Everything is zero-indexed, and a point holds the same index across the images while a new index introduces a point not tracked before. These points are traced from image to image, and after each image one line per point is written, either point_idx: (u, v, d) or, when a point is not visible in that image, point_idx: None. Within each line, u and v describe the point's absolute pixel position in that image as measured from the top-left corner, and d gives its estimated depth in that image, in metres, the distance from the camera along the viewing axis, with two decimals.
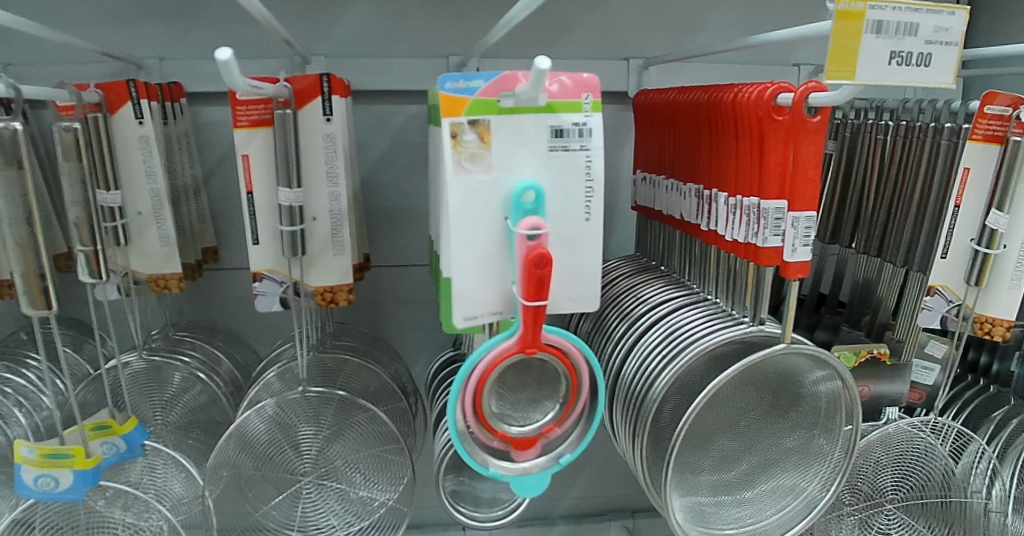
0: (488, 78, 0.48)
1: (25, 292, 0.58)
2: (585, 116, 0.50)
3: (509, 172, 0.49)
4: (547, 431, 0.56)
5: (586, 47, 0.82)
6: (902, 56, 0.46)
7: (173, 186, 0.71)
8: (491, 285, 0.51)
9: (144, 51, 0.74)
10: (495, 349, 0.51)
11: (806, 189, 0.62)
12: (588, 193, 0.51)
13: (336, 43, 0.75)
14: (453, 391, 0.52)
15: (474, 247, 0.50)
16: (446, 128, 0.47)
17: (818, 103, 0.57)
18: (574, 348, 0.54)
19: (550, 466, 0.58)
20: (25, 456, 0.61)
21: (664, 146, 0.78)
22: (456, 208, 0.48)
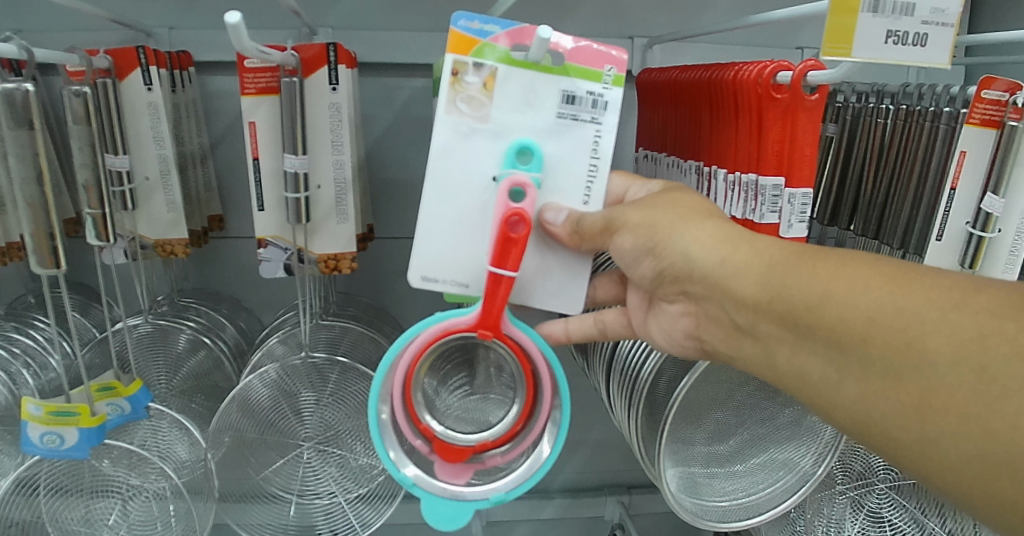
0: (506, 26, 0.47)
1: (34, 251, 0.58)
2: (603, 87, 0.48)
3: (510, 126, 0.48)
4: (482, 446, 0.50)
5: (591, 25, 0.82)
6: (898, 35, 0.47)
7: (181, 152, 0.72)
8: (466, 244, 0.50)
9: (154, 20, 0.74)
10: (452, 320, 0.48)
11: (802, 165, 0.64)
12: (591, 172, 0.49)
13: (343, 16, 0.76)
14: (391, 354, 0.48)
15: (454, 198, 0.49)
16: (448, 63, 0.46)
17: (816, 82, 0.58)
18: (539, 355, 0.49)
19: (480, 499, 0.50)
20: (32, 414, 0.62)
21: (667, 124, 0.79)
22: (438, 149, 0.48)
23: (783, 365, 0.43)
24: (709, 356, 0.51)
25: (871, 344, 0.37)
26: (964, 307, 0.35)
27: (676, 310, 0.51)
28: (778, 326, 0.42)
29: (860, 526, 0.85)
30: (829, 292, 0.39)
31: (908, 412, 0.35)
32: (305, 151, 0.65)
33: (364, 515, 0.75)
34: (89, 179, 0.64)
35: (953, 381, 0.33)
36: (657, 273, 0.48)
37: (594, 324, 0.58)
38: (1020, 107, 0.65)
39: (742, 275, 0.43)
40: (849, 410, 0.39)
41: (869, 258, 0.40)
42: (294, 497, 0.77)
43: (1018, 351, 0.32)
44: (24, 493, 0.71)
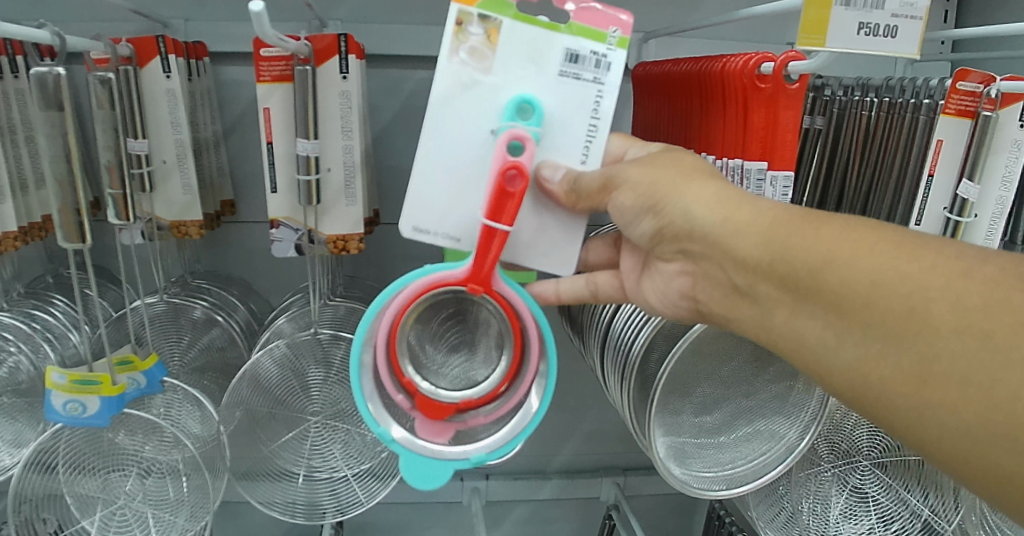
0: None
1: (60, 227, 0.64)
2: (607, 48, 0.50)
3: (512, 79, 0.50)
4: (464, 405, 0.53)
5: None
6: (869, 27, 0.51)
7: (197, 138, 0.75)
8: (464, 195, 0.52)
9: (169, 11, 0.77)
10: (443, 275, 0.50)
11: (784, 149, 0.67)
12: (590, 131, 0.52)
13: (352, 9, 0.79)
14: (379, 305, 0.51)
15: (454, 151, 0.51)
16: (452, 13, 0.48)
17: (795, 72, 0.63)
18: (527, 314, 0.52)
19: (461, 458, 0.54)
20: (56, 382, 0.65)
21: (661, 114, 0.83)
22: (439, 100, 0.50)
23: (780, 327, 0.46)
24: (702, 316, 0.55)
25: (872, 306, 0.39)
26: (968, 276, 0.37)
27: (673, 270, 0.53)
28: (778, 288, 0.45)
29: (844, 501, 0.89)
30: (832, 255, 0.41)
31: (907, 376, 0.38)
32: (317, 136, 0.69)
33: (371, 483, 0.78)
34: (111, 160, 0.67)
35: (956, 348, 0.36)
36: (656, 232, 0.50)
37: (585, 286, 0.61)
38: (994, 98, 0.69)
39: (744, 235, 0.45)
40: (845, 371, 0.42)
41: (872, 224, 0.42)
42: (302, 471, 0.80)
43: (1021, 321, 0.34)
44: (41, 471, 0.72)
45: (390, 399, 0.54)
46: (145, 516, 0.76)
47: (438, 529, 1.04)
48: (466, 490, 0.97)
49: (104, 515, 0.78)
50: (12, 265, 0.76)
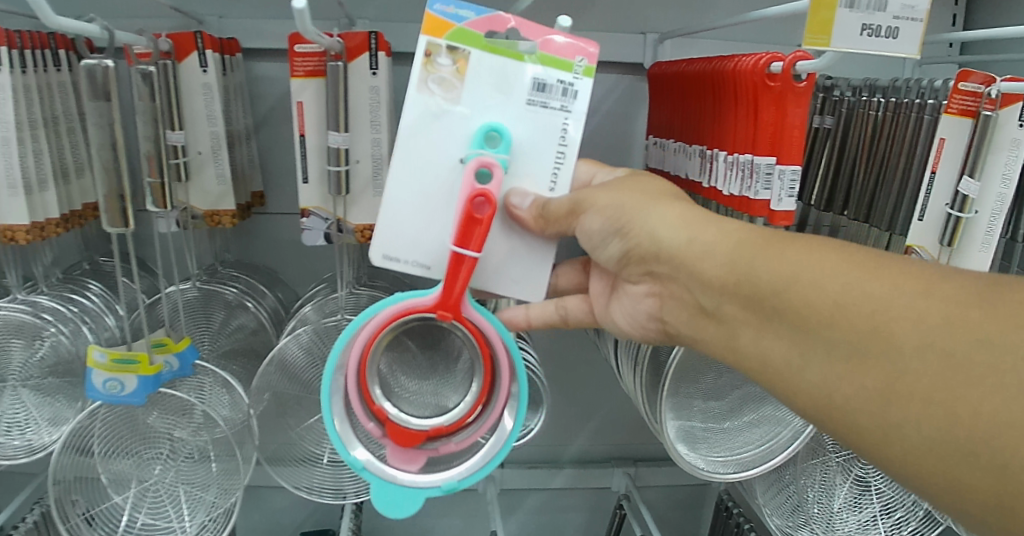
0: (479, 13, 0.52)
1: (106, 211, 0.70)
2: (574, 77, 0.53)
3: (481, 109, 0.54)
4: (435, 432, 0.55)
5: (610, 20, 0.87)
6: (873, 28, 0.54)
7: (231, 131, 0.78)
8: (435, 222, 0.55)
9: (204, 8, 0.79)
10: (414, 301, 0.53)
11: (792, 146, 0.72)
12: (559, 158, 0.55)
13: (380, 8, 0.82)
14: (352, 330, 0.54)
15: (425, 179, 0.55)
16: (422, 45, 0.52)
17: (805, 71, 0.66)
18: (496, 339, 0.54)
19: (430, 486, 0.56)
20: (97, 360, 0.68)
21: (674, 114, 0.85)
22: (409, 129, 0.53)
23: (746, 348, 0.47)
24: (669, 336, 0.58)
25: (835, 325, 0.41)
26: (930, 294, 0.38)
27: (642, 291, 0.58)
28: (743, 308, 0.47)
29: (850, 491, 0.91)
30: (794, 276, 0.44)
31: (873, 396, 0.38)
32: (347, 129, 0.72)
33: None
34: (150, 151, 0.70)
35: (920, 367, 0.36)
36: (623, 253, 0.55)
37: (556, 310, 0.66)
38: (994, 98, 0.72)
39: (710, 257, 0.49)
40: (810, 393, 0.43)
41: (835, 245, 0.44)
42: (326, 456, 0.81)
43: (980, 336, 0.35)
44: (77, 454, 0.75)
45: (361, 425, 0.56)
46: (177, 494, 0.79)
47: (454, 516, 1.06)
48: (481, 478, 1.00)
49: (138, 494, 0.81)
50: (53, 251, 0.81)
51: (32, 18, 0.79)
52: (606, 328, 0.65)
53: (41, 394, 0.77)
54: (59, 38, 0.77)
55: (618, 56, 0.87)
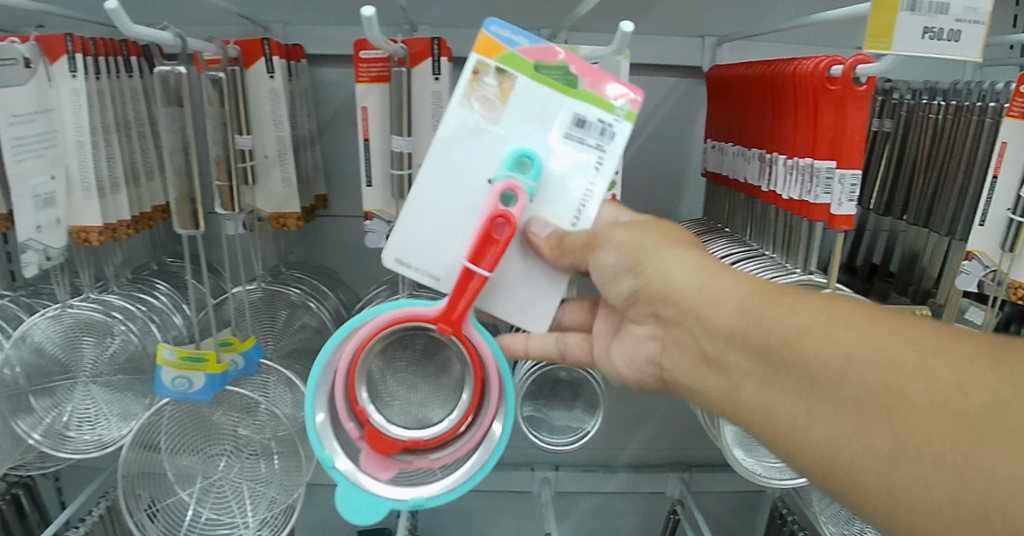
0: (533, 39, 0.52)
1: (177, 213, 0.71)
2: (615, 119, 0.52)
3: (517, 133, 0.52)
4: (411, 443, 0.56)
5: (666, 24, 0.88)
6: (935, 31, 0.53)
7: (296, 135, 0.80)
8: (453, 237, 0.54)
9: (271, 16, 0.82)
10: (416, 310, 0.54)
11: (852, 149, 0.70)
12: (586, 195, 0.53)
13: (441, 13, 0.83)
14: (350, 328, 0.55)
15: (448, 196, 0.53)
16: (471, 61, 0.51)
17: (864, 74, 0.65)
18: (491, 364, 0.55)
19: (397, 498, 0.56)
20: (166, 358, 0.70)
21: (733, 118, 0.85)
22: (441, 142, 0.53)
23: (749, 400, 0.47)
24: (666, 384, 0.57)
25: (847, 381, 0.40)
26: (945, 353, 0.38)
27: (645, 333, 0.57)
28: (749, 358, 0.46)
29: None
30: (807, 327, 0.43)
31: (881, 455, 0.38)
32: (410, 132, 0.73)
33: None
34: (219, 155, 0.72)
35: (933, 428, 0.36)
36: (632, 291, 0.54)
37: (555, 344, 0.65)
38: None
39: (719, 304, 0.48)
40: (813, 448, 0.42)
41: (846, 299, 0.44)
42: None
43: (996, 399, 0.35)
44: (146, 449, 0.77)
45: (341, 425, 0.57)
46: (242, 490, 0.81)
47: (507, 518, 1.07)
48: (535, 480, 1.00)
49: (202, 490, 0.82)
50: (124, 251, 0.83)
51: (110, 27, 0.82)
52: (603, 369, 0.63)
53: (112, 390, 0.79)
54: (131, 45, 0.80)
55: (673, 58, 0.88)
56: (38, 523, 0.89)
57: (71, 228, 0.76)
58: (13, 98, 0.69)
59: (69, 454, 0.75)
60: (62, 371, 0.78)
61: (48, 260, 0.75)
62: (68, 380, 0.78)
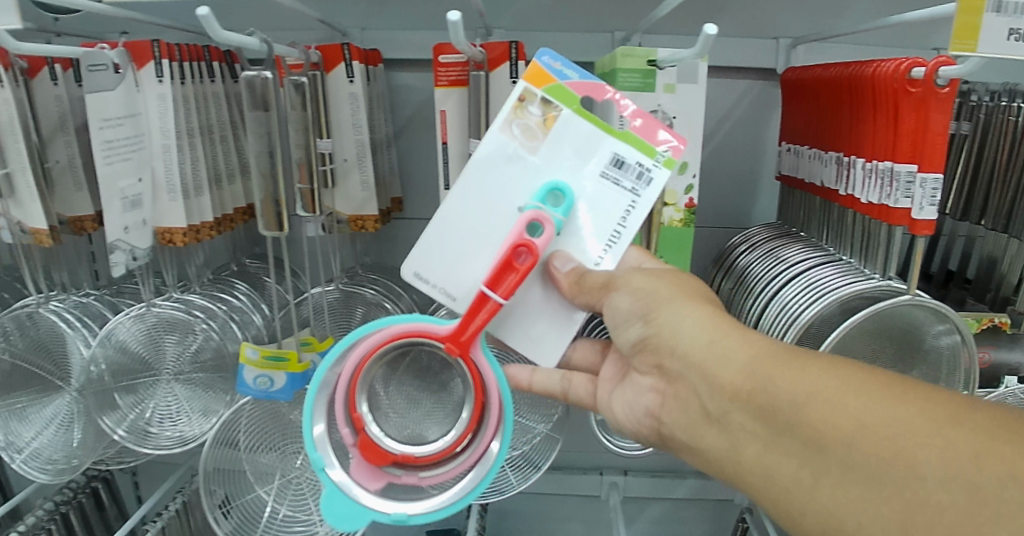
0: (582, 76, 0.56)
1: (262, 215, 0.72)
2: (652, 164, 0.56)
3: (553, 166, 0.56)
4: (402, 459, 0.55)
5: (737, 27, 0.88)
6: (1021, 33, 0.50)
7: (375, 139, 0.81)
8: (477, 258, 0.57)
9: (350, 21, 0.83)
10: (429, 327, 0.54)
11: (935, 152, 0.68)
12: (614, 233, 0.57)
13: (515, 17, 0.84)
14: (359, 334, 0.55)
15: (478, 216, 0.57)
16: (519, 89, 0.56)
17: (947, 76, 0.64)
18: (495, 390, 0.55)
19: (383, 511, 0.55)
20: (250, 357, 0.71)
21: (809, 121, 0.84)
22: (479, 163, 0.57)
23: (750, 462, 0.46)
24: (663, 438, 0.56)
25: (856, 447, 0.39)
26: (962, 425, 0.37)
27: (646, 384, 0.56)
28: (754, 418, 0.45)
29: None
30: (816, 390, 0.43)
31: (888, 526, 0.37)
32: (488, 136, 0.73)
33: (527, 470, 0.83)
34: (302, 158, 0.73)
35: (943, 499, 0.35)
36: (642, 339, 0.54)
37: (559, 381, 0.64)
38: None
39: (724, 361, 0.47)
40: (818, 515, 0.41)
41: (855, 365, 0.44)
42: None
43: (1012, 473, 0.34)
44: (226, 446, 0.79)
45: (336, 432, 0.56)
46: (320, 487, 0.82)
47: (575, 522, 1.07)
48: (603, 485, 0.99)
49: (280, 486, 0.84)
50: (205, 252, 0.85)
51: (195, 34, 0.84)
52: (604, 415, 0.62)
53: (196, 386, 0.81)
54: (213, 51, 0.81)
55: (744, 61, 0.88)
56: (116, 516, 0.93)
57: (157, 230, 0.78)
58: (105, 102, 0.71)
59: (153, 450, 0.77)
60: (145, 370, 0.80)
61: (134, 260, 0.77)
62: (151, 378, 0.80)
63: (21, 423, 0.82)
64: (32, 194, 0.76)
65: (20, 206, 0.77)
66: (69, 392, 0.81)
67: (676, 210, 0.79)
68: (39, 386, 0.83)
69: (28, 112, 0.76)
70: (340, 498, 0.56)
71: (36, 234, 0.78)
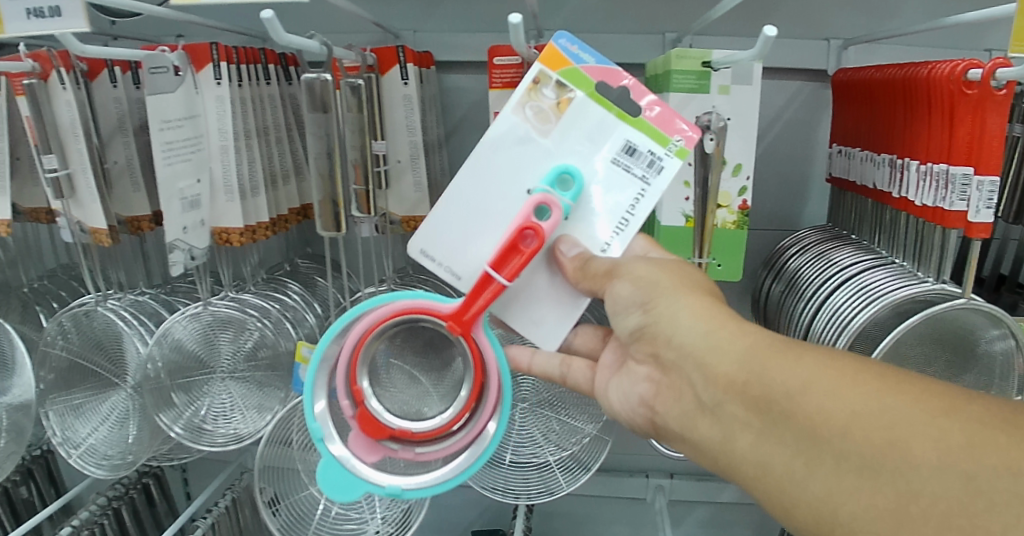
0: (599, 61, 0.55)
1: (321, 216, 0.73)
2: (665, 153, 0.54)
3: (564, 150, 0.55)
4: (400, 433, 0.56)
5: (787, 27, 0.88)
6: None
7: (428, 140, 0.82)
8: (481, 240, 0.56)
9: (403, 24, 0.84)
10: (431, 304, 0.54)
11: (992, 155, 0.67)
12: (622, 221, 0.55)
13: (565, 19, 0.84)
14: (362, 310, 0.55)
15: (486, 197, 0.56)
16: (534, 71, 0.55)
17: (1006, 77, 0.63)
18: (493, 370, 0.56)
19: (379, 484, 0.57)
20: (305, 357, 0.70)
21: (861, 122, 0.84)
22: (489, 143, 0.56)
23: (743, 452, 0.45)
24: (657, 429, 0.56)
25: (851, 437, 0.39)
26: (953, 415, 0.38)
27: (642, 373, 0.56)
28: (748, 410, 0.44)
29: None
30: (810, 381, 0.42)
31: (881, 516, 0.37)
32: None
33: (577, 471, 0.82)
34: (357, 159, 0.75)
35: (937, 489, 0.36)
36: (640, 327, 0.52)
37: (559, 366, 0.64)
38: None
39: (722, 351, 0.46)
40: (810, 505, 0.41)
41: (846, 355, 0.44)
42: (509, 455, 0.85)
43: (1003, 463, 0.35)
44: (278, 444, 0.80)
45: (336, 405, 0.57)
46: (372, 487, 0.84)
47: (621, 524, 1.06)
48: (649, 488, 0.99)
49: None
50: (259, 252, 0.86)
51: (253, 37, 0.86)
52: (600, 402, 0.62)
53: (251, 383, 0.82)
54: (268, 54, 0.82)
55: (794, 62, 0.88)
56: (166, 512, 0.94)
57: (214, 230, 0.79)
58: (165, 104, 0.71)
59: (210, 447, 0.77)
60: (201, 368, 0.81)
61: (192, 260, 0.77)
62: (205, 376, 0.81)
63: (78, 419, 0.84)
64: (93, 195, 0.78)
65: (80, 205, 0.79)
66: (124, 389, 0.84)
67: (728, 211, 0.79)
68: (95, 381, 0.85)
69: (89, 115, 0.77)
70: (336, 467, 0.57)
71: (96, 234, 0.79)
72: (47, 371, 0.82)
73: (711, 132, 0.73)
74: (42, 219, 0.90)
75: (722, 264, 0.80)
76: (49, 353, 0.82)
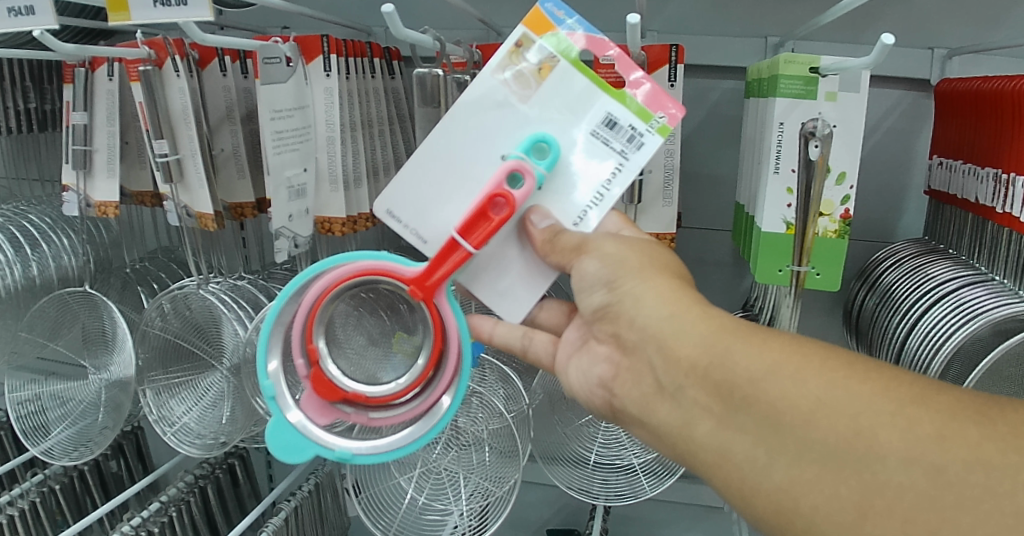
0: (586, 31, 0.54)
1: None
2: (646, 130, 0.52)
3: (542, 117, 0.53)
4: (353, 397, 0.54)
5: (894, 34, 0.87)
6: None
7: None
8: (450, 204, 0.54)
9: (507, 21, 0.87)
10: (396, 267, 0.53)
11: None
12: (598, 194, 0.53)
13: (668, 21, 0.88)
14: (324, 265, 0.53)
15: (457, 159, 0.54)
16: (517, 33, 0.53)
17: None
18: (454, 337, 0.54)
19: (326, 449, 0.55)
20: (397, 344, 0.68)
21: (964, 134, 0.81)
22: (464, 102, 0.54)
23: (703, 439, 0.44)
24: (615, 413, 0.55)
25: (815, 426, 0.39)
26: (925, 405, 0.38)
27: (601, 354, 0.54)
28: (709, 395, 0.44)
29: None
30: (774, 368, 0.41)
31: (845, 507, 0.37)
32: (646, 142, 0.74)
33: (662, 475, 0.83)
34: None
35: (904, 481, 0.35)
36: (603, 306, 0.51)
37: (520, 338, 0.61)
38: None
39: (686, 334, 0.45)
40: (770, 494, 0.40)
41: (807, 343, 0.43)
42: (593, 455, 0.86)
43: (976, 457, 0.35)
44: None
45: (291, 363, 0.56)
46: (457, 478, 0.86)
47: (691, 527, 1.08)
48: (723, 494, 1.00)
49: (420, 474, 0.89)
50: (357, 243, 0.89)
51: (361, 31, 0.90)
52: (559, 378, 0.60)
53: None
54: (374, 48, 0.84)
55: (894, 71, 0.88)
56: (250, 493, 0.97)
57: (316, 219, 0.81)
58: (275, 93, 0.72)
59: None
60: None
61: (295, 248, 0.78)
62: None
63: (173, 398, 0.86)
64: (201, 181, 0.79)
65: (189, 191, 0.81)
66: (221, 371, 0.86)
67: (830, 220, 0.77)
68: (191, 364, 0.87)
69: (198, 100, 0.78)
70: (286, 430, 0.55)
71: (201, 219, 0.81)
72: (144, 348, 0.85)
73: (816, 139, 0.72)
74: (146, 202, 0.94)
75: (821, 273, 0.78)
76: (147, 332, 0.85)
